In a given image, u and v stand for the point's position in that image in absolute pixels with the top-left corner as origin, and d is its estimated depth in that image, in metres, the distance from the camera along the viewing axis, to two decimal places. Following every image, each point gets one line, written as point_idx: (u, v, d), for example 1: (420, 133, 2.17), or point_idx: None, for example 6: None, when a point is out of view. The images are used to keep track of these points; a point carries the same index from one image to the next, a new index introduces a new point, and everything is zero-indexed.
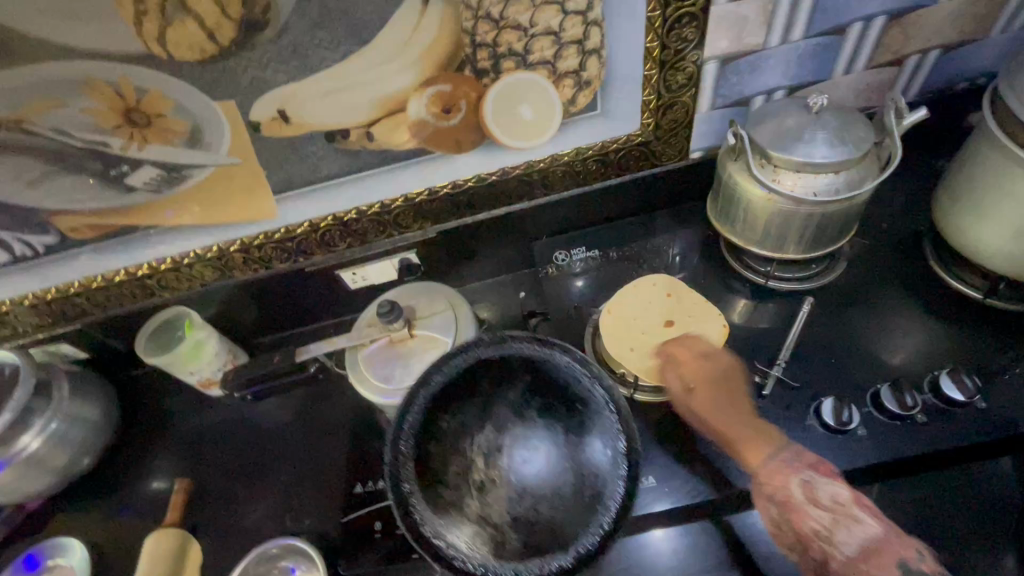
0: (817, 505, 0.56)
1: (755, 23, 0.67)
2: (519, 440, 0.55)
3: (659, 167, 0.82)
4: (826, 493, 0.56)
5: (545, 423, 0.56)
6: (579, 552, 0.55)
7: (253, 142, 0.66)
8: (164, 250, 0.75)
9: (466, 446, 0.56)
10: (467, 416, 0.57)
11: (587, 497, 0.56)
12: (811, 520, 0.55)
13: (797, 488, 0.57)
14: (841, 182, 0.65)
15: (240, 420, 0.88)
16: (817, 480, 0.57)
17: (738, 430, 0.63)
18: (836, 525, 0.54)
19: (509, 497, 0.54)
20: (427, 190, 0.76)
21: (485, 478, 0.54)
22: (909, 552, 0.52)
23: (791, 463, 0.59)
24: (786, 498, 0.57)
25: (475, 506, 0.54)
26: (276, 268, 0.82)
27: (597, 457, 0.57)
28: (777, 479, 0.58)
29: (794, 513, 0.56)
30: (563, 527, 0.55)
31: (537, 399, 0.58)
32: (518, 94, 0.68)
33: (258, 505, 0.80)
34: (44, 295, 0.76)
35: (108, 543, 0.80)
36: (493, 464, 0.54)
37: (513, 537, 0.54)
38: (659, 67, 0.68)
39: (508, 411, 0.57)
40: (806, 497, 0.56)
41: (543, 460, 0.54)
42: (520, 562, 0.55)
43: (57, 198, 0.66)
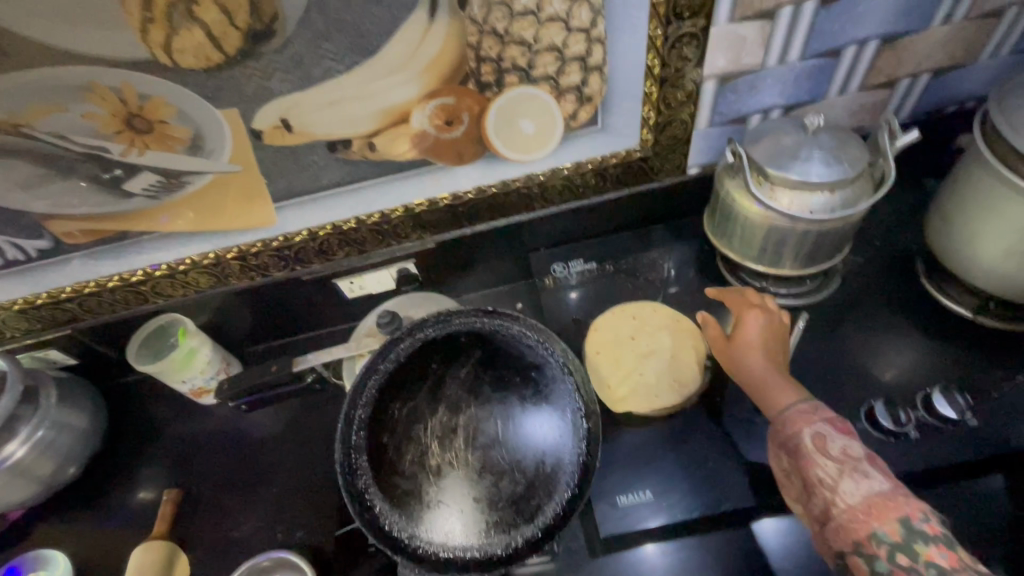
0: (825, 454, 0.53)
1: (754, 43, 0.68)
2: (474, 417, 0.59)
3: (657, 182, 0.83)
4: (836, 445, 0.53)
5: (499, 397, 0.60)
6: (546, 523, 0.57)
7: (254, 150, 0.65)
8: (159, 256, 0.74)
9: (421, 432, 0.59)
10: (418, 403, 0.60)
11: (547, 465, 0.58)
12: (818, 469, 0.53)
13: (808, 437, 0.55)
14: (836, 201, 0.66)
15: (232, 429, 0.87)
16: (831, 432, 0.55)
17: (773, 381, 0.62)
18: (843, 476, 0.51)
19: (468, 476, 0.57)
20: (426, 201, 0.76)
21: (441, 462, 0.57)
22: (915, 511, 0.47)
23: (810, 414, 0.57)
24: (796, 446, 0.55)
25: (435, 491, 0.57)
26: (272, 276, 0.82)
27: (553, 423, 0.59)
28: (794, 420, 0.57)
29: (804, 461, 0.54)
30: (526, 497, 0.57)
31: (488, 375, 0.61)
32: (520, 108, 0.68)
33: (249, 517, 0.78)
34: (35, 299, 0.75)
35: (94, 555, 0.78)
36: (448, 444, 0.58)
37: (476, 513, 0.56)
38: (659, 84, 0.69)
39: (459, 392, 0.60)
40: (816, 446, 0.54)
41: (501, 433, 0.58)
42: (486, 540, 0.56)
43: (52, 201, 0.65)
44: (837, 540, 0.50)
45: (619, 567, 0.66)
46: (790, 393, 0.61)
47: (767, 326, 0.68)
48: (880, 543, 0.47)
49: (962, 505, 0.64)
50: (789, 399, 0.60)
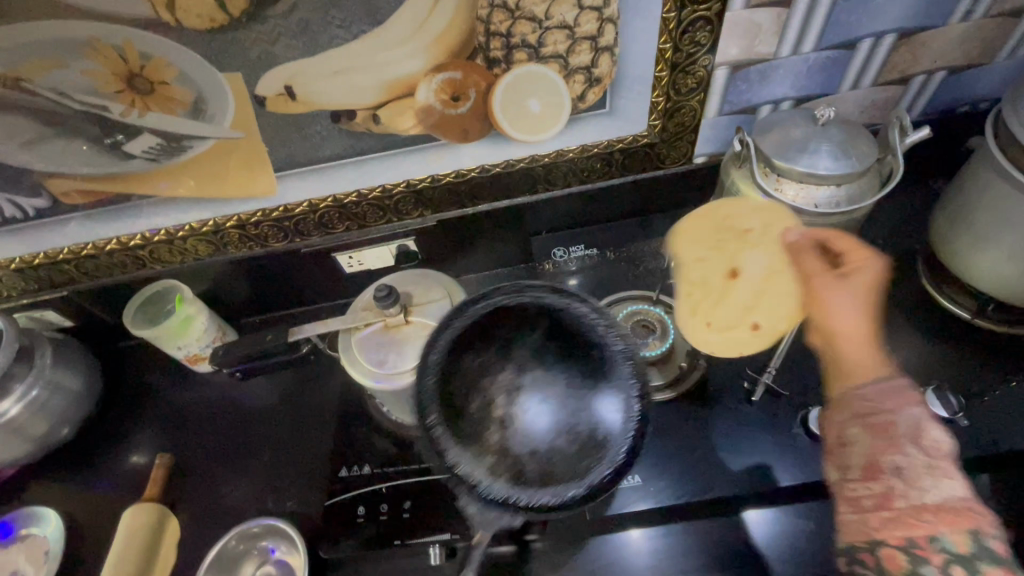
0: (914, 442, 0.43)
1: (768, 31, 0.67)
2: (539, 378, 0.49)
3: (662, 170, 0.82)
4: (932, 437, 0.43)
5: (565, 358, 0.50)
6: (594, 484, 0.46)
7: (257, 117, 0.65)
8: (158, 221, 0.74)
9: (488, 385, 0.50)
10: (488, 355, 0.51)
11: (603, 430, 0.48)
12: (898, 456, 0.42)
13: (903, 419, 0.44)
14: (842, 196, 0.65)
15: (226, 398, 0.87)
16: (930, 421, 0.44)
17: (864, 347, 0.51)
18: (926, 471, 0.41)
19: (528, 431, 0.47)
20: (429, 177, 0.75)
21: (506, 414, 0.48)
22: (986, 525, 0.39)
23: (895, 397, 0.46)
24: (880, 423, 0.45)
25: (497, 439, 0.47)
26: (271, 248, 0.81)
27: (617, 390, 0.49)
28: (888, 401, 0.46)
29: (883, 442, 0.43)
30: (581, 456, 0.47)
31: (559, 335, 0.51)
32: (528, 87, 0.67)
33: (240, 484, 0.79)
34: (32, 259, 0.75)
35: (86, 514, 0.79)
36: (513, 400, 0.48)
37: (529, 467, 0.47)
38: (670, 69, 0.68)
39: (533, 352, 0.50)
40: (908, 432, 0.44)
41: (563, 392, 0.48)
42: (536, 493, 0.46)
43: (52, 160, 0.65)
44: (883, 527, 0.41)
45: (605, 547, 0.66)
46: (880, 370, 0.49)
47: (854, 298, 0.52)
48: (942, 550, 0.38)
49: None
50: (878, 373, 0.49)
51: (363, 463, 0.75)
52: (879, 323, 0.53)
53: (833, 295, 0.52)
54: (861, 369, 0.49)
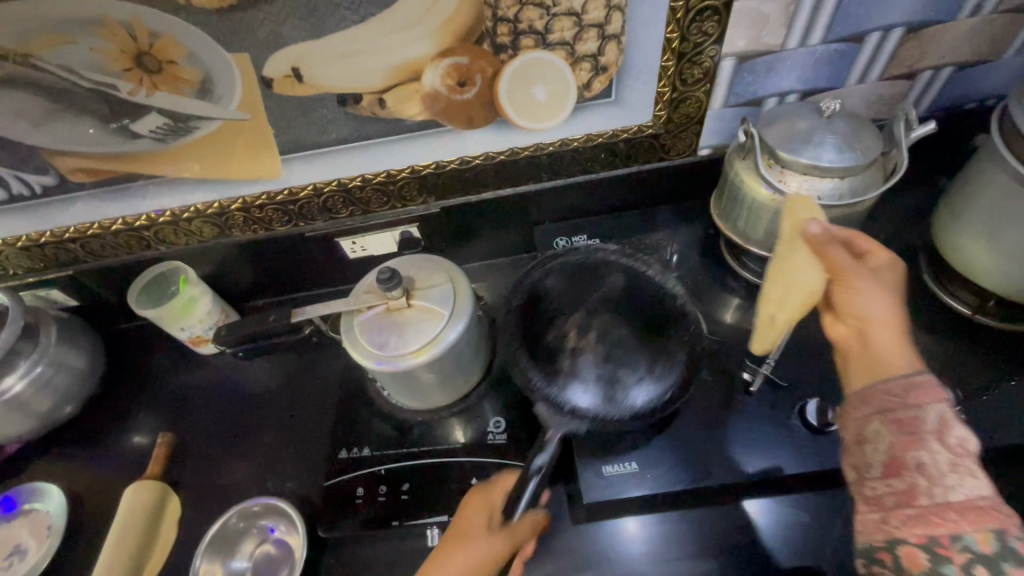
0: (941, 439, 0.46)
1: (776, 22, 0.67)
2: (603, 322, 0.72)
3: (666, 161, 0.82)
4: (956, 434, 0.46)
5: (627, 316, 0.73)
6: (647, 409, 0.66)
7: (263, 99, 0.65)
8: (164, 202, 0.75)
9: (562, 325, 0.73)
10: (563, 304, 0.74)
11: (658, 367, 0.69)
12: (925, 452, 0.46)
13: (931, 415, 0.47)
14: (846, 189, 0.65)
15: (229, 380, 0.88)
16: (955, 419, 0.47)
17: (893, 339, 0.54)
18: (952, 469, 0.44)
19: (594, 359, 0.69)
20: (434, 163, 0.76)
21: (576, 346, 0.70)
22: (1013, 525, 0.42)
23: (935, 387, 0.48)
24: (908, 418, 0.48)
25: (570, 364, 0.69)
26: (276, 231, 0.82)
27: (671, 341, 0.71)
28: (917, 395, 0.48)
29: (911, 437, 0.47)
30: (636, 385, 0.68)
31: (622, 295, 0.75)
32: (535, 74, 0.67)
33: (241, 465, 0.80)
34: (39, 237, 0.76)
35: (88, 491, 0.80)
36: (583, 338, 0.71)
37: (594, 388, 0.67)
38: (677, 59, 0.68)
39: (599, 305, 0.74)
40: (935, 427, 0.46)
41: (626, 339, 0.71)
42: (602, 410, 0.66)
43: (60, 138, 0.65)
44: (904, 526, 0.45)
45: (600, 533, 0.68)
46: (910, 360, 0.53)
47: (881, 290, 0.57)
48: (964, 548, 0.42)
49: None
50: (908, 367, 0.52)
51: (363, 445, 0.75)
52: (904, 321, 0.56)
53: (866, 285, 0.57)
54: (887, 364, 0.52)
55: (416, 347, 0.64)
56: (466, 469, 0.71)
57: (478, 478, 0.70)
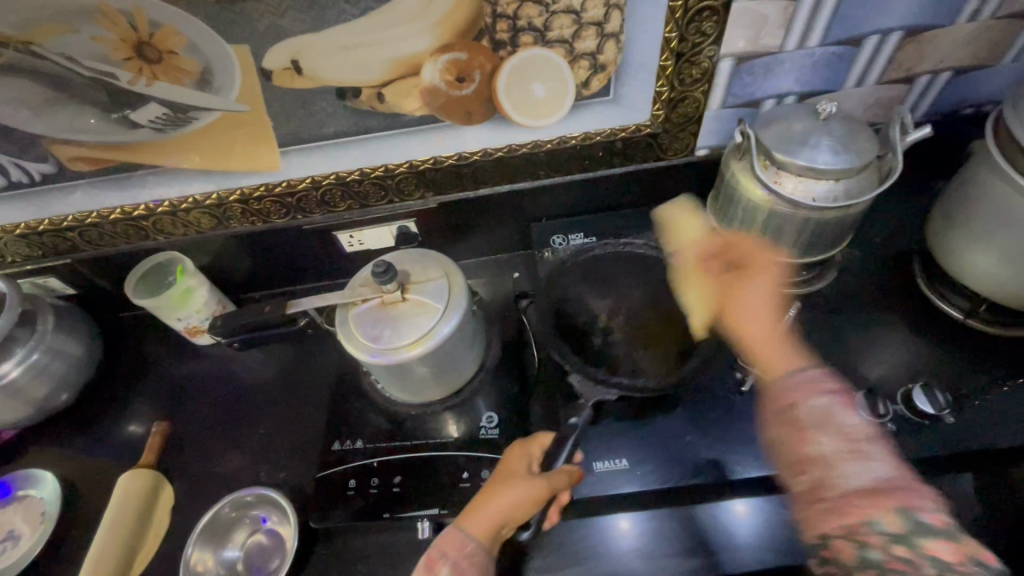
0: (827, 431, 0.51)
1: (775, 24, 0.67)
2: (627, 307, 0.81)
3: (664, 161, 0.83)
4: (843, 422, 0.51)
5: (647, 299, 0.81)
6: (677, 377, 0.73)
7: (263, 91, 0.65)
8: (163, 192, 0.75)
9: (591, 308, 0.81)
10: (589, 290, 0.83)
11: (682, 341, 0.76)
12: (819, 444, 0.51)
13: (811, 408, 0.53)
14: (841, 191, 0.66)
15: (224, 370, 0.89)
16: (836, 408, 0.53)
17: (775, 345, 0.60)
18: (844, 457, 0.50)
19: (621, 338, 0.78)
20: (432, 158, 0.76)
21: (605, 326, 0.80)
22: (919, 500, 0.46)
23: (817, 384, 0.55)
24: (794, 416, 0.54)
25: (601, 342, 0.78)
26: (273, 224, 0.82)
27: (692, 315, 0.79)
28: (793, 392, 0.55)
29: (801, 433, 0.52)
30: (662, 357, 0.76)
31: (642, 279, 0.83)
32: (533, 71, 0.68)
33: (234, 455, 0.80)
34: (37, 225, 0.76)
35: (82, 478, 0.80)
36: (607, 319, 0.80)
37: (624, 363, 0.75)
38: (675, 59, 0.68)
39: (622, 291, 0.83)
40: (816, 421, 0.52)
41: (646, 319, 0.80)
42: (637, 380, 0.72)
43: (59, 127, 0.65)
44: (825, 520, 0.48)
45: (591, 531, 0.68)
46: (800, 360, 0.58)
47: (761, 295, 0.64)
48: (879, 532, 0.46)
49: None
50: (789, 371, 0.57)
51: (356, 437, 0.75)
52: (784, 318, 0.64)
53: (742, 295, 0.65)
54: (772, 367, 0.58)
55: (410, 340, 0.65)
56: (458, 463, 0.71)
57: (470, 472, 0.70)
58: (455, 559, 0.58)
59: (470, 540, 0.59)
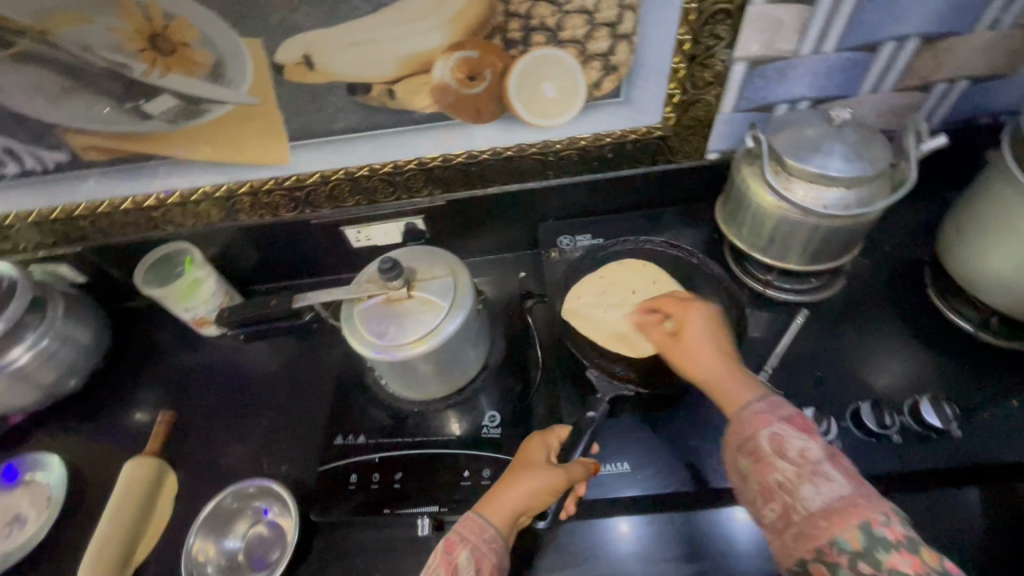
0: (783, 457, 0.49)
1: (790, 28, 0.66)
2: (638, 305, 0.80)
3: (674, 164, 0.82)
4: (795, 446, 0.49)
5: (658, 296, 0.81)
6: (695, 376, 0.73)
7: (274, 85, 0.66)
8: (173, 183, 0.76)
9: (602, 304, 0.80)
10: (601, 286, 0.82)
11: None
12: (776, 472, 0.49)
13: (766, 438, 0.51)
14: (852, 198, 0.65)
15: (230, 361, 0.89)
16: (789, 432, 0.50)
17: (729, 380, 0.58)
18: (802, 479, 0.48)
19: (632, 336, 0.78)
20: (441, 156, 0.76)
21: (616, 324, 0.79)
22: (876, 514, 0.44)
23: (767, 413, 0.52)
24: (754, 448, 0.51)
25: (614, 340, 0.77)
26: (282, 217, 0.83)
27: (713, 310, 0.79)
28: (748, 426, 0.52)
29: (759, 464, 0.50)
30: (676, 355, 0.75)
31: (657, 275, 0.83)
32: (544, 71, 0.67)
33: (237, 447, 0.80)
34: (50, 213, 0.77)
35: (88, 464, 0.81)
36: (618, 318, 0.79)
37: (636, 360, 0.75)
38: (687, 61, 0.68)
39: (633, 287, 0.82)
40: (773, 448, 0.50)
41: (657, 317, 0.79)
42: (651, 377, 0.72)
43: (73, 117, 0.66)
44: (798, 545, 0.46)
45: (590, 532, 0.68)
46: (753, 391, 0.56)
47: (703, 334, 0.64)
48: (840, 551, 0.43)
49: (932, 511, 0.65)
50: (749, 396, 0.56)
51: (358, 432, 0.76)
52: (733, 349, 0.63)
53: (688, 343, 0.64)
54: (733, 401, 0.56)
55: (413, 338, 0.65)
56: (458, 462, 0.71)
57: (471, 471, 0.70)
58: (474, 543, 0.56)
59: (490, 527, 0.57)
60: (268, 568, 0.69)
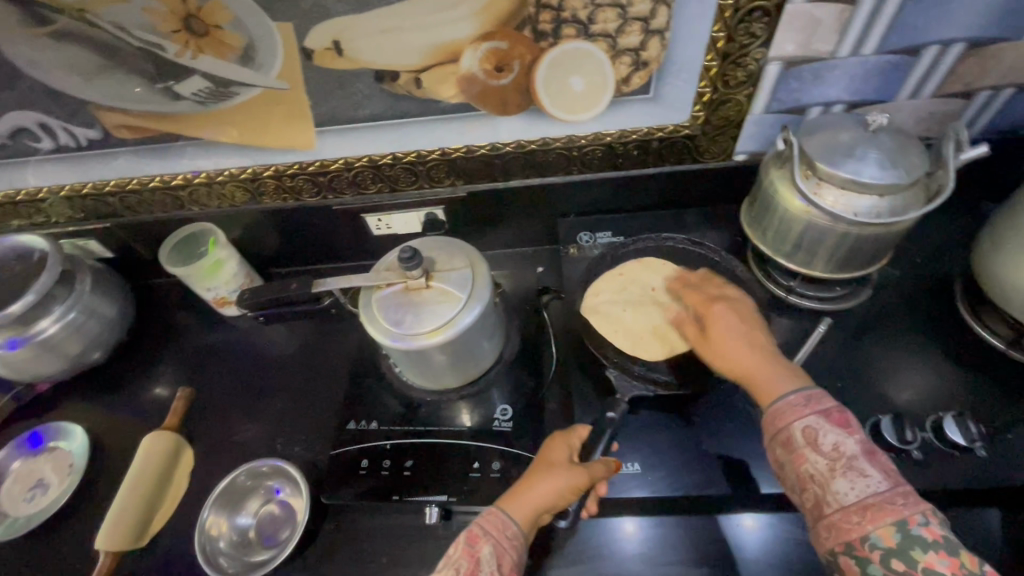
0: (815, 449, 0.50)
1: (829, 28, 0.64)
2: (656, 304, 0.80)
3: (699, 164, 0.81)
4: (829, 440, 0.50)
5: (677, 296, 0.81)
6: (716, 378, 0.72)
7: (303, 70, 0.66)
8: (201, 164, 0.77)
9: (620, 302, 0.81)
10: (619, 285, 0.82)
11: None
12: (810, 464, 0.50)
13: (800, 429, 0.51)
14: (885, 207, 0.63)
15: (248, 342, 0.91)
16: (825, 427, 0.51)
17: (766, 372, 0.58)
18: (835, 474, 0.49)
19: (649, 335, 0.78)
20: (464, 147, 0.76)
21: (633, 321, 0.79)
22: (914, 514, 0.45)
23: (803, 407, 0.52)
24: (787, 439, 0.52)
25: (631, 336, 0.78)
26: (304, 202, 0.83)
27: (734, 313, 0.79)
28: (781, 418, 0.53)
29: (793, 454, 0.51)
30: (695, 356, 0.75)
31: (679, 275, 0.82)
32: (573, 64, 0.67)
33: (252, 426, 0.82)
34: (81, 188, 0.79)
35: (109, 435, 0.83)
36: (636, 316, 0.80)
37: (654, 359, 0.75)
38: (720, 59, 0.66)
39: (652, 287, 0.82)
40: (806, 440, 0.51)
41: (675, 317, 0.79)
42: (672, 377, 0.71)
43: (107, 95, 0.67)
44: (829, 536, 0.48)
45: (597, 531, 0.68)
46: (794, 382, 0.56)
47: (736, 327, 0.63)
48: (873, 547, 0.45)
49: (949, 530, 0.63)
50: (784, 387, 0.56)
51: (371, 418, 0.77)
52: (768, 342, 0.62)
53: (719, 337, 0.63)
54: (768, 392, 0.56)
55: (430, 328, 0.65)
56: (468, 454, 0.72)
57: (480, 462, 0.71)
58: (497, 538, 0.57)
59: (512, 524, 0.58)
60: (278, 546, 0.70)
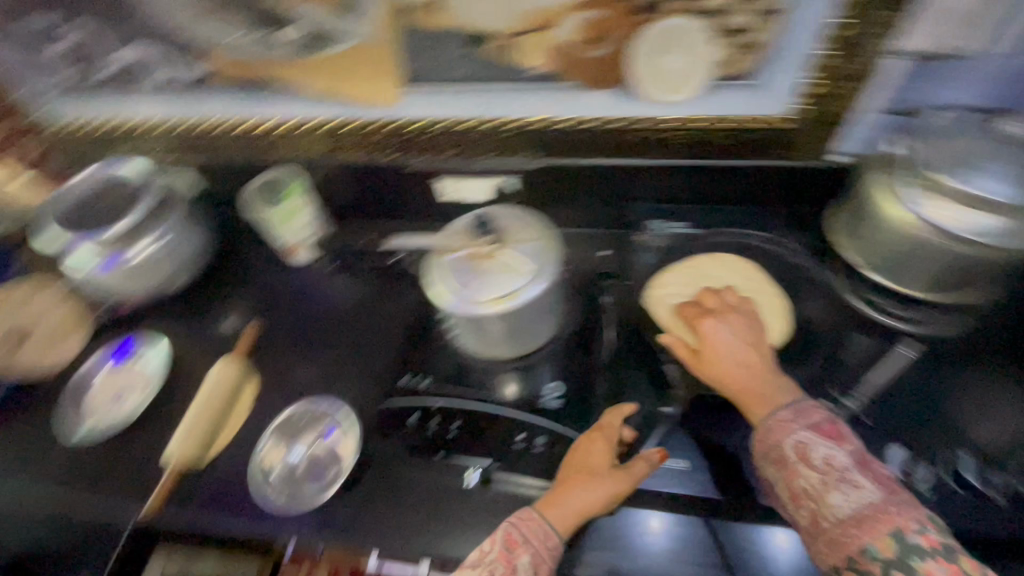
0: (808, 464, 0.51)
1: (971, 24, 0.58)
2: None
3: (793, 162, 0.75)
4: (819, 454, 0.51)
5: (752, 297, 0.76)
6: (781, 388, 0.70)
7: (399, 24, 0.66)
8: (294, 111, 0.80)
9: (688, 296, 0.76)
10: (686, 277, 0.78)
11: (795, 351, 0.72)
12: (801, 479, 0.51)
13: (791, 445, 0.52)
14: (1014, 230, 0.56)
15: (311, 289, 0.93)
16: (814, 441, 0.52)
17: (760, 387, 0.60)
18: (829, 487, 0.49)
19: None
20: (548, 120, 0.74)
21: None
22: (909, 522, 0.46)
23: (792, 422, 0.54)
24: (779, 457, 0.53)
25: None
26: (382, 159, 0.85)
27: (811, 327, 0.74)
28: (771, 435, 0.54)
29: (785, 471, 0.52)
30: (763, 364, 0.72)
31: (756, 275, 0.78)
32: (673, 42, 0.64)
33: (311, 369, 0.86)
34: (184, 123, 0.84)
35: (183, 358, 0.89)
36: None
37: None
38: (839, 49, 0.61)
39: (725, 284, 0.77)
40: (797, 455, 0.52)
41: None
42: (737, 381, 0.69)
43: (215, 35, 0.70)
44: (831, 552, 0.48)
45: (637, 520, 0.67)
46: (783, 394, 0.58)
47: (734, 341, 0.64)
48: (873, 559, 0.45)
49: None
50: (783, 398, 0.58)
51: (426, 375, 0.79)
52: (762, 353, 0.63)
53: (712, 352, 0.64)
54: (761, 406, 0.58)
55: (492, 298, 0.65)
56: (515, 424, 0.73)
57: (526, 434, 0.72)
58: (537, 548, 0.58)
59: (553, 535, 0.59)
60: (324, 483, 0.74)
